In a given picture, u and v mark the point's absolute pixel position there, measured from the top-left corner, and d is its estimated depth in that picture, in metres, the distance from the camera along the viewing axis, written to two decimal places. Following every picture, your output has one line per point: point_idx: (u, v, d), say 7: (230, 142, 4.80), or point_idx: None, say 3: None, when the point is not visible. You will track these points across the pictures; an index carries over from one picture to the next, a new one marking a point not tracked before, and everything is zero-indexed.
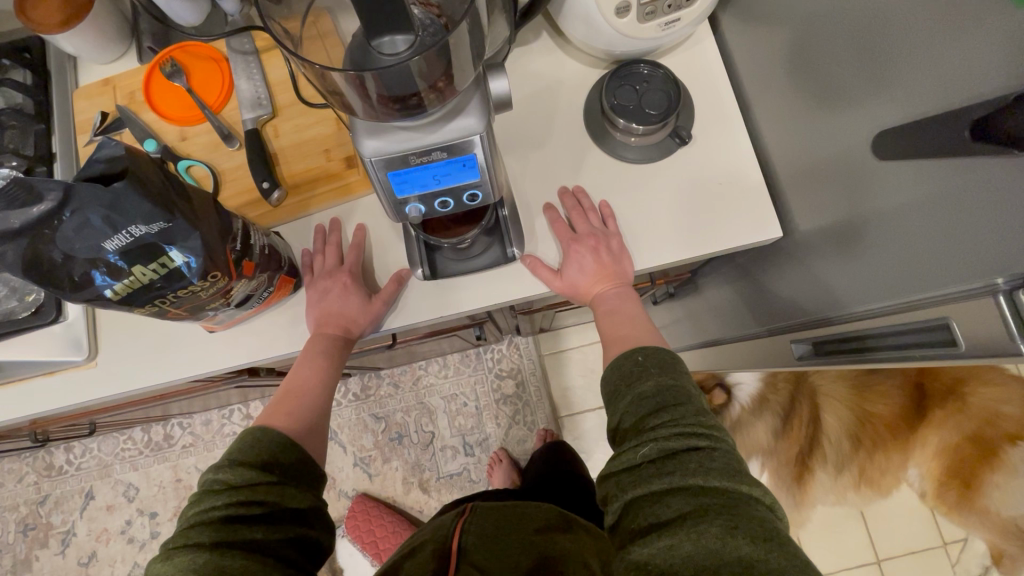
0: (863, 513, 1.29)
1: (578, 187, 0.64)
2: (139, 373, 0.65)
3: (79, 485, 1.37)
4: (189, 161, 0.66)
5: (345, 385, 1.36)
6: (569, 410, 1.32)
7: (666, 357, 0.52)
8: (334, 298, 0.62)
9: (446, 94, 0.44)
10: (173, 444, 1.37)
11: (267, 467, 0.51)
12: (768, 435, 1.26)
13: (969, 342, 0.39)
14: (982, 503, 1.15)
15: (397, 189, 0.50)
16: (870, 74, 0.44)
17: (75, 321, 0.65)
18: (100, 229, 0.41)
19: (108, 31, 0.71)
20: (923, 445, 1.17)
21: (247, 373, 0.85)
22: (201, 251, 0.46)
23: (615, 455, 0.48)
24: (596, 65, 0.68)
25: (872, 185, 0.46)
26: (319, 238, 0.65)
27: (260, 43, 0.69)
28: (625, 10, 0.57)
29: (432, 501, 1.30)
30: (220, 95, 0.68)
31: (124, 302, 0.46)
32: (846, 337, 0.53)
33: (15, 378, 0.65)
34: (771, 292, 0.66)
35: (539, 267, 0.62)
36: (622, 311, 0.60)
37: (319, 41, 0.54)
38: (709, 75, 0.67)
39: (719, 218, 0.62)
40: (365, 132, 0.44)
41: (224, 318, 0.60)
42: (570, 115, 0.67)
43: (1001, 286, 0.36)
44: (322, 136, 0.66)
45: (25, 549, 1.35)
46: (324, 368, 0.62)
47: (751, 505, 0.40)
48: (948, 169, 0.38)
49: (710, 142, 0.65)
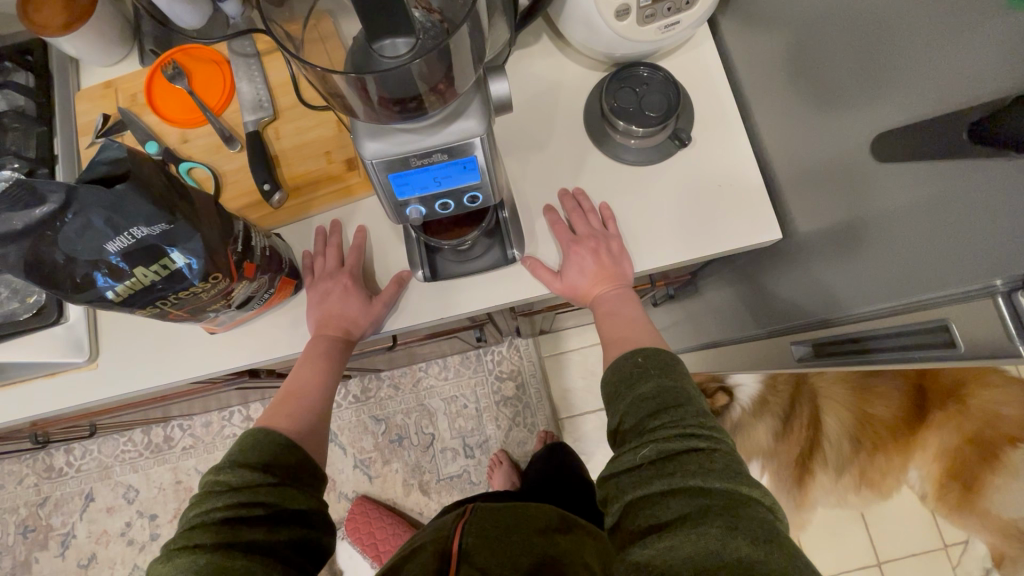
0: (864, 516, 1.29)
1: (578, 189, 0.65)
2: (140, 375, 0.65)
3: (79, 487, 1.37)
4: (190, 163, 0.67)
5: (345, 387, 1.36)
6: (569, 411, 1.32)
7: (666, 358, 0.52)
8: (334, 299, 0.62)
9: (447, 96, 0.44)
10: (173, 446, 1.37)
11: (268, 468, 0.51)
12: (768, 437, 1.24)
13: (968, 343, 0.40)
14: (981, 505, 1.16)
15: (398, 191, 0.50)
16: (869, 77, 0.44)
17: (76, 323, 0.65)
18: (101, 231, 0.41)
19: (110, 34, 0.71)
20: (924, 447, 1.18)
21: (247, 374, 0.85)
22: (202, 253, 0.46)
23: (616, 456, 0.48)
24: (595, 68, 0.69)
25: (871, 188, 0.46)
26: (320, 240, 0.66)
27: (262, 46, 0.69)
28: (624, 13, 0.57)
29: (432, 503, 1.30)
30: (221, 97, 0.69)
31: (125, 303, 0.46)
32: (846, 338, 0.53)
33: (15, 380, 0.65)
34: (771, 293, 0.66)
35: (538, 268, 0.62)
36: (622, 313, 0.61)
37: (320, 43, 0.54)
38: (708, 78, 0.67)
39: (719, 220, 0.62)
40: (366, 134, 0.45)
41: (224, 319, 0.60)
42: (570, 118, 0.67)
43: (1000, 287, 0.37)
44: (323, 138, 0.67)
45: (25, 551, 1.35)
46: (325, 369, 0.62)
47: (752, 505, 0.41)
48: (947, 171, 0.38)
49: (709, 144, 0.65)
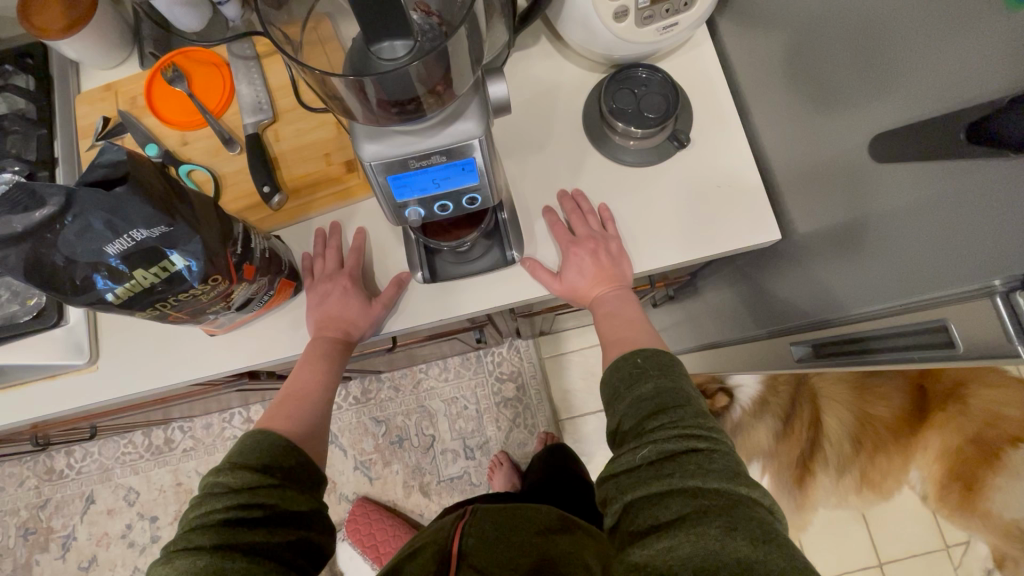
0: (863, 515, 1.27)
1: (577, 191, 0.65)
2: (140, 376, 0.65)
3: (79, 489, 1.37)
4: (190, 166, 0.67)
5: (346, 389, 1.36)
6: (569, 413, 1.32)
7: (665, 359, 0.52)
8: (333, 300, 0.63)
9: (445, 98, 0.44)
10: (173, 448, 1.37)
11: (267, 470, 0.51)
12: (769, 438, 1.24)
13: (967, 343, 0.40)
14: (982, 506, 1.17)
15: (397, 193, 0.50)
16: (867, 77, 0.44)
17: (76, 325, 0.65)
18: (100, 233, 0.41)
19: (111, 37, 0.71)
20: (925, 449, 1.18)
21: (247, 376, 0.85)
22: (201, 255, 0.46)
23: (615, 457, 0.48)
24: (594, 69, 0.69)
25: (870, 188, 0.46)
26: (319, 242, 0.66)
27: (262, 49, 0.69)
28: (623, 14, 0.57)
29: (432, 505, 1.30)
30: (221, 100, 0.69)
31: (125, 305, 0.46)
32: (845, 339, 0.53)
33: (14, 383, 0.65)
34: (770, 294, 0.66)
35: (538, 270, 0.62)
36: (621, 314, 0.61)
37: (319, 45, 0.54)
38: (707, 79, 0.67)
39: (718, 220, 0.62)
40: (365, 136, 0.45)
41: (223, 321, 0.60)
42: (570, 119, 0.67)
43: (999, 287, 0.37)
44: (323, 141, 0.67)
45: (25, 553, 1.35)
46: (325, 370, 0.62)
47: (751, 506, 0.41)
48: (947, 171, 0.38)
49: (708, 146, 0.65)
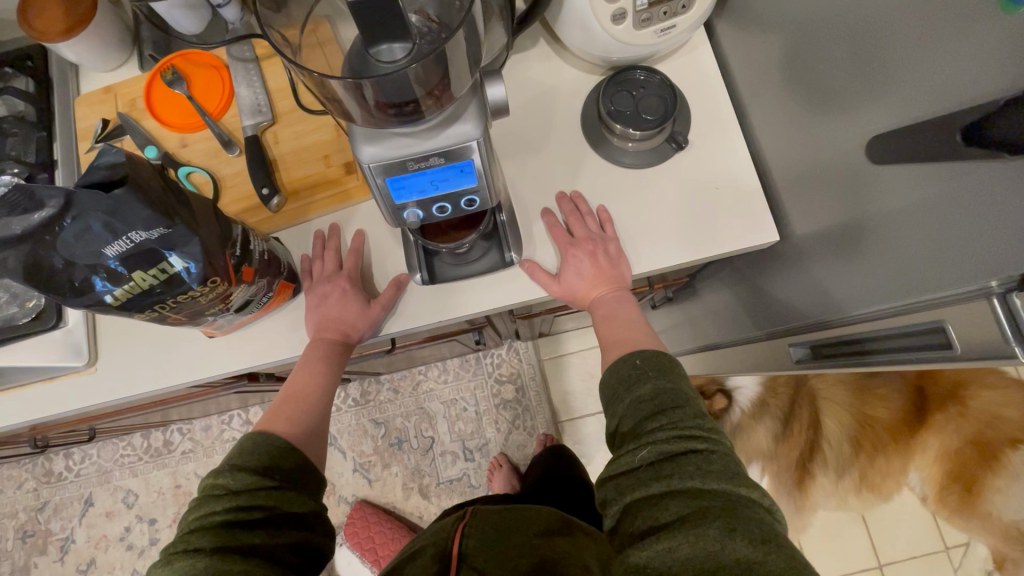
0: (863, 517, 1.28)
1: (575, 192, 0.65)
2: (140, 377, 0.65)
3: (79, 491, 1.37)
4: (189, 168, 0.67)
5: (345, 390, 1.36)
6: (569, 414, 1.32)
7: (664, 359, 0.52)
8: (332, 302, 0.63)
9: (444, 100, 0.44)
10: (172, 450, 1.37)
11: (268, 471, 0.51)
12: (769, 440, 1.25)
13: (966, 345, 0.40)
14: (983, 508, 1.15)
15: (396, 195, 0.51)
16: (864, 81, 0.44)
17: (75, 327, 0.65)
18: (100, 235, 0.41)
19: (111, 38, 0.71)
20: (925, 449, 1.17)
21: (247, 377, 0.85)
22: (201, 258, 0.47)
23: (615, 458, 0.48)
24: (591, 72, 0.69)
25: (868, 190, 0.46)
26: (318, 243, 0.66)
27: (261, 51, 0.70)
28: (620, 17, 0.58)
29: (432, 506, 1.30)
30: (220, 102, 0.69)
31: (124, 307, 0.46)
32: (843, 340, 0.53)
33: (12, 385, 0.65)
34: (769, 294, 0.66)
35: (537, 272, 0.62)
36: (620, 314, 0.61)
37: (318, 47, 0.54)
38: (704, 81, 0.67)
39: (716, 222, 0.62)
40: (362, 137, 0.45)
41: (224, 322, 0.60)
42: (568, 122, 0.67)
43: (995, 289, 0.37)
44: (321, 143, 0.67)
45: (24, 556, 1.35)
46: (324, 371, 0.62)
47: (750, 507, 0.41)
48: (946, 173, 0.38)
49: (704, 148, 0.65)
